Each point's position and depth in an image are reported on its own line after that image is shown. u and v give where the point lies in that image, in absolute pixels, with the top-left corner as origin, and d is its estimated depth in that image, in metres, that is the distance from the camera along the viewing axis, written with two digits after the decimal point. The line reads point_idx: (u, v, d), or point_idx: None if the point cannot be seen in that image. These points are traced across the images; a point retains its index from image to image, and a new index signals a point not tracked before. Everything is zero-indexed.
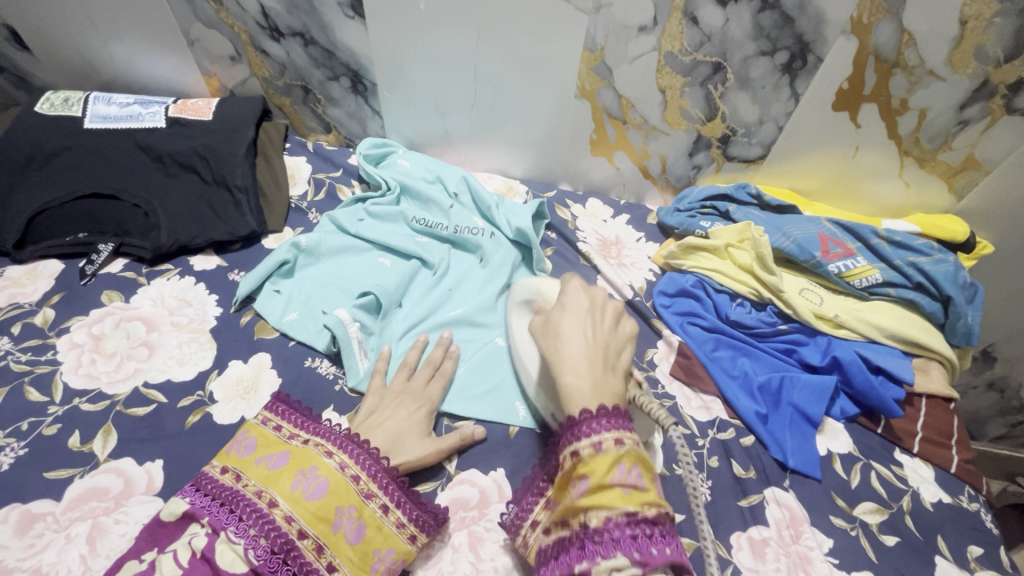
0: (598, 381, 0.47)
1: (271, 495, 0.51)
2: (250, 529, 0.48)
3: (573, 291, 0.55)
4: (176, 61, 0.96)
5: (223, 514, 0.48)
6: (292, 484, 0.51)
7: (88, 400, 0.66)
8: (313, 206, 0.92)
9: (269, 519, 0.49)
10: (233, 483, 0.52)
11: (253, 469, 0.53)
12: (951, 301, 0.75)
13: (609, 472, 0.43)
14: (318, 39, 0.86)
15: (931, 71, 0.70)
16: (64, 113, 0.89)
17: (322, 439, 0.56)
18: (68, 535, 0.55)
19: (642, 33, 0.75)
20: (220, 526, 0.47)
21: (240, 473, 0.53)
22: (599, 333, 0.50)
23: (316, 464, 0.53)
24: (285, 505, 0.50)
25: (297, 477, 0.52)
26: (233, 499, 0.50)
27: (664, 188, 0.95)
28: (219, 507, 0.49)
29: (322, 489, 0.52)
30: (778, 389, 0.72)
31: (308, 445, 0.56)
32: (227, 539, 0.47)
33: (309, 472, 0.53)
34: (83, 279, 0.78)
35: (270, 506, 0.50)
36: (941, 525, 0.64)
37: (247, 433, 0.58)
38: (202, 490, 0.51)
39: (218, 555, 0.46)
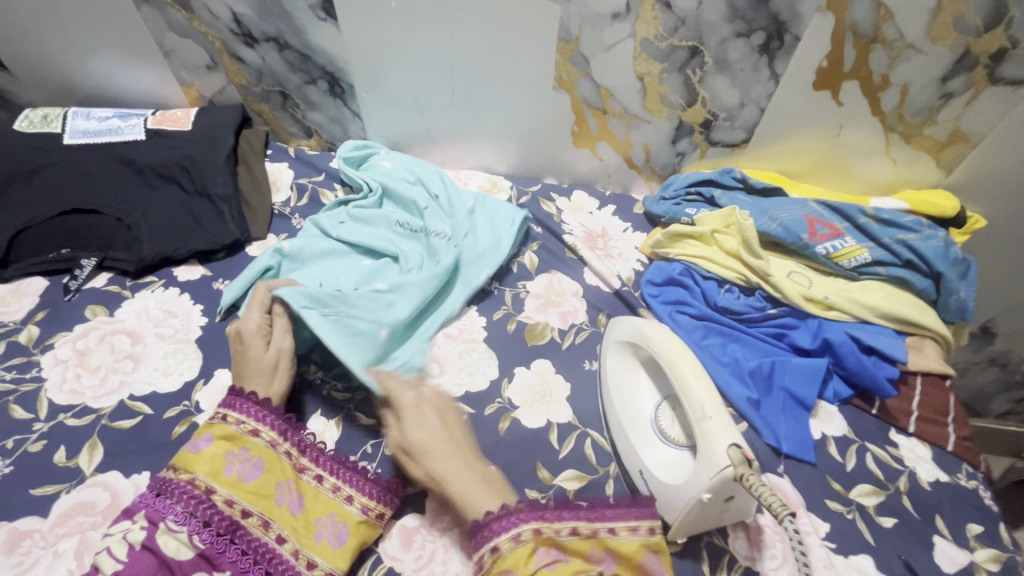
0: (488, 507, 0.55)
1: (204, 480, 0.53)
2: (191, 515, 0.51)
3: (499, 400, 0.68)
4: (153, 73, 0.96)
5: (158, 505, 0.51)
6: (227, 468, 0.55)
7: (73, 415, 0.65)
8: (297, 212, 0.91)
9: (210, 503, 0.52)
10: (168, 475, 0.54)
11: (180, 459, 0.55)
12: (942, 277, 0.74)
13: (535, 560, 0.48)
14: (292, 43, 0.85)
15: (911, 45, 0.69)
16: (43, 130, 0.89)
17: (242, 415, 0.59)
18: (56, 551, 0.55)
19: (616, 20, 0.74)
20: (158, 518, 0.51)
21: (171, 467, 0.55)
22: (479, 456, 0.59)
23: (245, 443, 0.57)
24: (223, 488, 0.54)
25: (230, 460, 0.55)
26: (166, 489, 0.52)
27: (650, 176, 0.94)
28: (154, 498, 0.52)
29: (256, 468, 0.55)
30: (769, 373, 0.71)
31: (226, 421, 0.58)
32: (168, 528, 0.50)
33: (239, 452, 0.56)
34: (68, 294, 0.78)
35: (207, 490, 0.53)
36: (939, 505, 0.63)
37: None
38: (159, 492, 0.52)
39: (160, 544, 0.50)
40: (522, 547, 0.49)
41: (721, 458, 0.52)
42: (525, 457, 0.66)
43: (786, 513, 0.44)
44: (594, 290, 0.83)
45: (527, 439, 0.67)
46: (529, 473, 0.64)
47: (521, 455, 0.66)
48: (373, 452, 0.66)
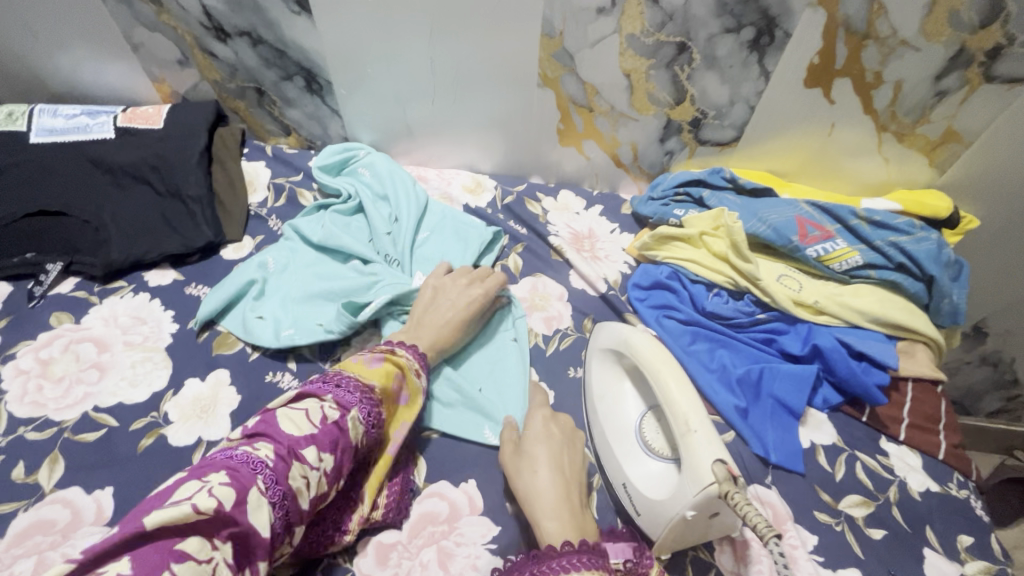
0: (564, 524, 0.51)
1: (379, 392, 0.56)
2: (368, 414, 0.54)
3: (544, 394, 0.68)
4: (123, 68, 0.92)
5: (345, 395, 0.53)
6: (391, 388, 0.58)
7: (34, 428, 0.63)
8: (274, 213, 0.88)
9: (379, 411, 0.55)
10: (336, 373, 0.56)
11: (352, 365, 0.57)
12: (935, 280, 0.72)
13: None
14: (266, 38, 0.82)
15: (904, 41, 0.67)
16: (7, 128, 0.85)
17: (409, 355, 0.62)
18: (12, 573, 0.53)
19: (600, 15, 0.71)
20: (347, 405, 0.52)
21: (342, 368, 0.56)
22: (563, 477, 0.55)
23: (406, 377, 0.60)
24: (385, 404, 0.57)
25: (394, 383, 0.58)
26: (347, 385, 0.54)
27: (638, 176, 0.92)
28: (337, 389, 0.53)
29: (406, 400, 0.60)
30: (757, 380, 0.69)
31: (397, 355, 0.60)
32: (355, 418, 0.52)
33: (402, 381, 0.59)
34: (32, 301, 0.75)
35: (377, 399, 0.55)
36: (930, 515, 0.62)
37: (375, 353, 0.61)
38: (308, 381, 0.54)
39: (347, 427, 0.51)
40: None
41: (705, 475, 0.50)
42: None
43: (772, 535, 0.41)
44: (580, 293, 0.81)
45: None
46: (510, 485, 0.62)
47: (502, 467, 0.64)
48: None
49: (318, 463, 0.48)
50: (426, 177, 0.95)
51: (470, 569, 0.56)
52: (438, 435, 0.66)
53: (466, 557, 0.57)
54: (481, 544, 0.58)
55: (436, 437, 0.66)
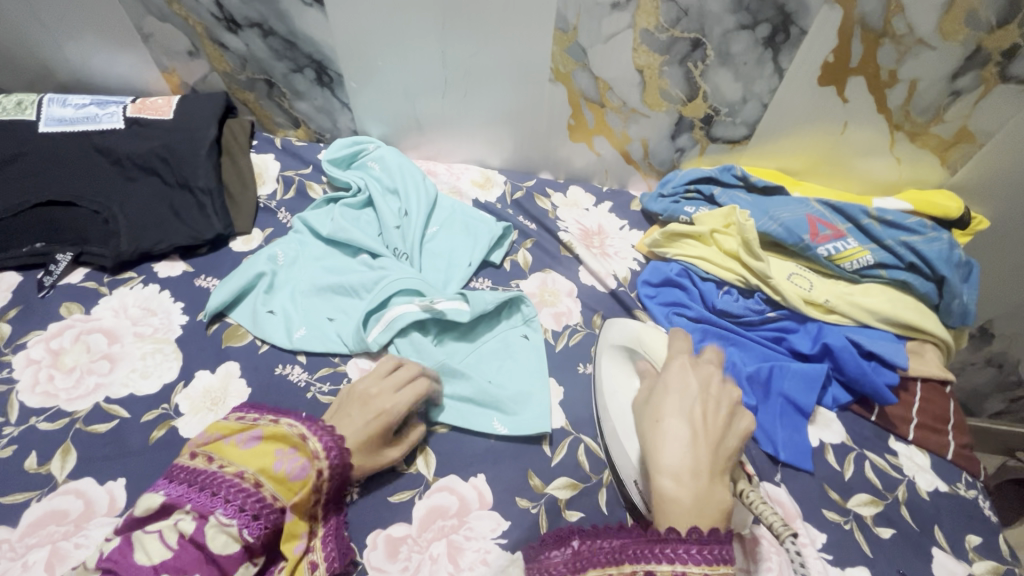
0: (701, 491, 0.47)
1: (253, 476, 0.52)
2: (239, 509, 0.50)
3: (679, 369, 0.57)
4: (132, 58, 0.92)
5: (206, 499, 0.50)
6: (274, 465, 0.52)
7: (45, 419, 0.63)
8: (283, 205, 0.88)
9: (257, 498, 0.51)
10: (206, 465, 0.53)
11: (224, 449, 0.54)
12: (945, 280, 0.72)
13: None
14: (277, 29, 0.82)
15: (921, 40, 0.66)
16: (16, 117, 0.85)
17: (293, 419, 0.56)
18: (25, 563, 0.53)
19: (616, 10, 0.71)
20: (207, 511, 0.49)
21: (212, 455, 0.53)
22: (711, 426, 0.51)
23: (294, 443, 0.54)
24: (269, 484, 0.52)
25: (279, 458, 0.53)
26: (213, 483, 0.51)
27: (648, 173, 0.92)
28: (199, 492, 0.50)
29: (303, 469, 0.53)
30: (767, 379, 0.69)
31: (277, 425, 0.55)
32: (217, 523, 0.48)
33: (289, 452, 0.54)
34: (41, 291, 0.75)
35: (254, 485, 0.51)
36: (938, 515, 0.62)
37: (249, 426, 0.56)
38: (176, 480, 0.51)
39: (208, 539, 0.48)
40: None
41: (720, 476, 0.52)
42: (516, 463, 0.64)
43: (787, 533, 0.45)
44: (590, 290, 0.81)
45: (518, 446, 0.65)
46: (520, 481, 0.63)
47: (512, 462, 0.64)
48: None
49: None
50: (436, 171, 0.95)
51: (480, 563, 0.56)
52: (448, 430, 0.66)
53: (477, 551, 0.57)
54: (490, 538, 0.58)
55: (446, 432, 0.66)
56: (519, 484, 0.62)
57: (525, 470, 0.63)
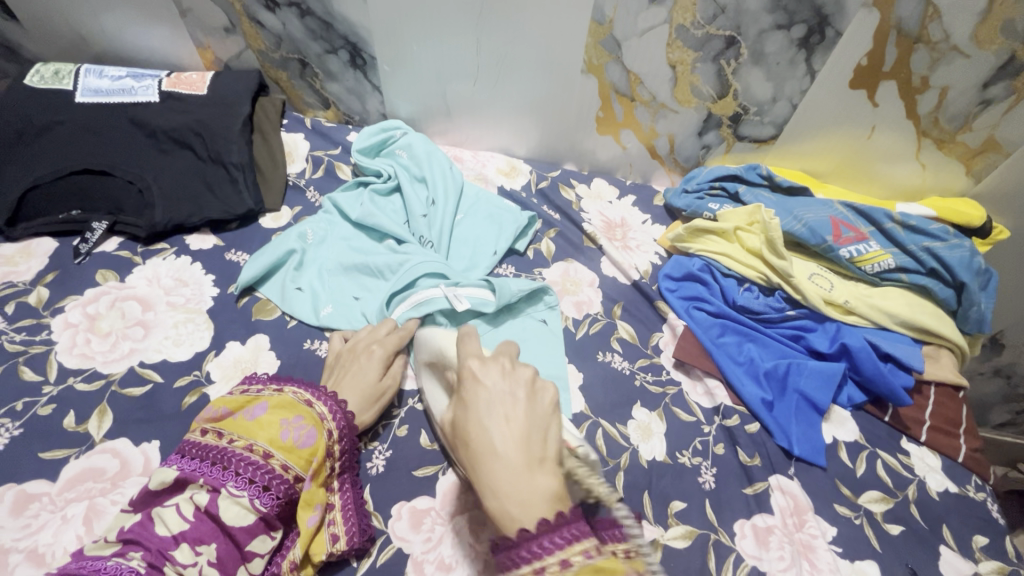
0: (530, 497, 0.35)
1: (263, 447, 0.53)
2: (250, 480, 0.51)
3: (471, 379, 0.41)
4: (169, 33, 0.93)
5: (219, 473, 0.51)
6: (283, 434, 0.54)
7: (83, 379, 0.65)
8: (312, 184, 0.90)
9: (267, 469, 0.52)
10: (217, 442, 0.54)
11: (234, 423, 0.55)
12: (965, 287, 0.73)
13: None
14: (315, 10, 0.83)
15: (956, 47, 0.67)
16: (55, 86, 0.86)
17: (298, 388, 0.59)
18: (65, 515, 0.55)
19: (652, 4, 0.71)
20: (219, 484, 0.50)
21: (223, 431, 0.55)
22: (517, 425, 0.38)
23: (300, 412, 0.56)
24: (279, 454, 0.53)
25: (286, 427, 0.55)
26: (224, 457, 0.52)
27: (672, 168, 0.93)
28: (211, 466, 0.51)
29: (310, 436, 0.55)
30: (785, 375, 0.71)
31: (283, 395, 0.58)
32: (230, 495, 0.50)
33: (294, 421, 0.55)
34: (78, 258, 0.76)
35: (264, 457, 0.53)
36: (946, 515, 0.64)
37: (254, 399, 0.57)
38: (189, 455, 0.53)
39: (221, 511, 0.49)
40: None
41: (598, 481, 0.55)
42: None
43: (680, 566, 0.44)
44: (612, 280, 0.82)
45: None
46: None
47: None
48: (384, 434, 0.65)
49: (195, 557, 0.47)
50: (462, 158, 0.96)
51: None
52: None
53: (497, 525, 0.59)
54: None
55: None
56: None
57: None
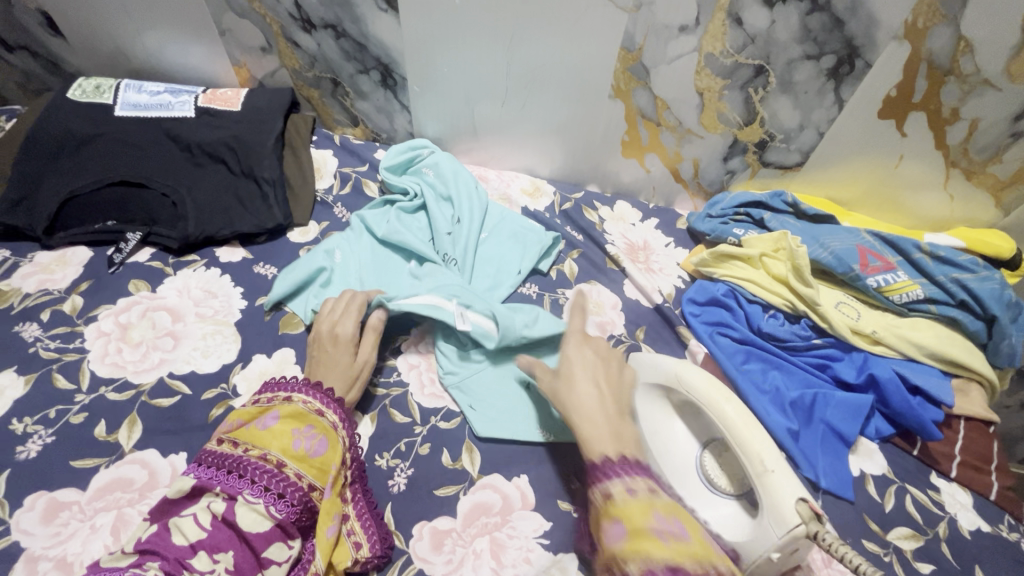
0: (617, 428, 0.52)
1: (276, 457, 0.53)
2: (265, 488, 0.51)
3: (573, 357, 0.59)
4: (206, 50, 0.96)
5: (235, 481, 0.51)
6: (295, 444, 0.54)
7: (114, 389, 0.66)
8: (339, 200, 0.91)
9: (282, 477, 0.52)
10: (233, 451, 0.54)
11: (247, 433, 0.55)
12: (996, 320, 0.72)
13: (646, 518, 0.42)
14: (350, 32, 0.85)
15: (987, 80, 0.67)
16: (95, 100, 0.89)
17: (308, 396, 0.58)
18: (93, 525, 0.56)
19: (683, 33, 0.73)
20: (235, 492, 0.50)
21: (237, 440, 0.55)
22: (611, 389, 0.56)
23: (311, 421, 0.56)
24: (292, 463, 0.53)
25: (297, 436, 0.55)
26: (240, 466, 0.52)
27: (695, 192, 0.93)
28: (227, 475, 0.52)
29: (322, 445, 0.55)
30: (811, 405, 0.70)
31: (292, 402, 0.57)
32: (246, 502, 0.50)
33: (306, 431, 0.56)
34: (112, 267, 0.78)
35: (278, 466, 0.53)
36: (979, 555, 0.62)
37: (262, 409, 0.57)
38: (205, 464, 0.53)
39: (238, 518, 0.50)
40: (635, 502, 0.44)
41: (790, 517, 0.50)
42: (559, 468, 0.65)
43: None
44: (634, 303, 0.82)
45: (561, 453, 0.66)
46: (565, 484, 0.64)
47: (556, 465, 0.65)
48: (406, 451, 0.65)
49: (213, 565, 0.47)
50: (487, 177, 0.98)
51: (523, 561, 0.58)
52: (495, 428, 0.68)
53: (519, 549, 0.58)
54: (533, 538, 0.59)
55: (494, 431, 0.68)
56: (564, 487, 0.64)
57: (569, 475, 0.65)
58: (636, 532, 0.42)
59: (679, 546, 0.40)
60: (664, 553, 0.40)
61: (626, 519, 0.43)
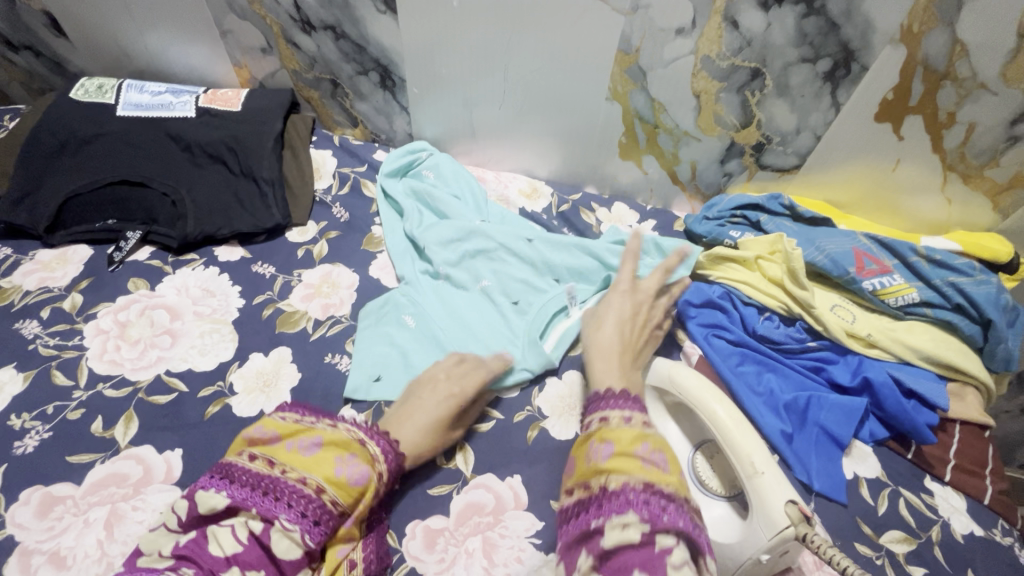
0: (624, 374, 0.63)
1: (316, 482, 0.51)
2: (301, 514, 0.49)
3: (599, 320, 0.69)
4: (207, 51, 0.97)
5: (270, 504, 0.50)
6: (336, 470, 0.52)
7: (111, 385, 0.67)
8: (338, 200, 0.92)
9: (319, 504, 0.50)
10: (268, 470, 0.52)
11: (286, 455, 0.53)
12: (992, 324, 0.71)
13: (634, 445, 0.48)
14: (349, 33, 0.86)
15: (983, 84, 0.66)
16: (98, 100, 0.90)
17: (353, 425, 0.56)
18: (88, 519, 0.56)
19: (679, 36, 0.73)
20: (271, 515, 0.49)
21: (273, 460, 0.53)
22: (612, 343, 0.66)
23: (355, 451, 0.54)
24: (332, 490, 0.51)
25: (339, 463, 0.53)
26: (276, 488, 0.51)
27: (693, 194, 0.93)
28: (263, 497, 0.50)
29: (363, 476, 0.53)
30: (804, 408, 0.70)
31: (339, 431, 0.55)
32: (281, 528, 0.48)
33: (348, 459, 0.53)
34: (111, 265, 0.79)
35: (317, 491, 0.51)
36: (972, 559, 0.62)
37: (304, 431, 0.55)
38: (238, 481, 0.51)
39: (273, 542, 0.49)
40: (628, 430, 0.49)
41: (779, 518, 0.50)
42: (552, 468, 0.65)
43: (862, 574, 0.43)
44: None
45: (554, 454, 0.66)
46: (557, 484, 0.64)
47: (549, 465, 0.65)
48: None
49: None
50: (485, 178, 0.98)
51: (514, 561, 0.58)
52: (489, 429, 0.68)
53: (511, 548, 0.59)
54: (525, 537, 0.60)
55: (488, 431, 0.68)
56: (557, 487, 0.64)
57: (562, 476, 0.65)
58: (621, 453, 0.47)
59: (658, 472, 0.45)
60: (642, 473, 0.45)
61: (616, 442, 0.49)
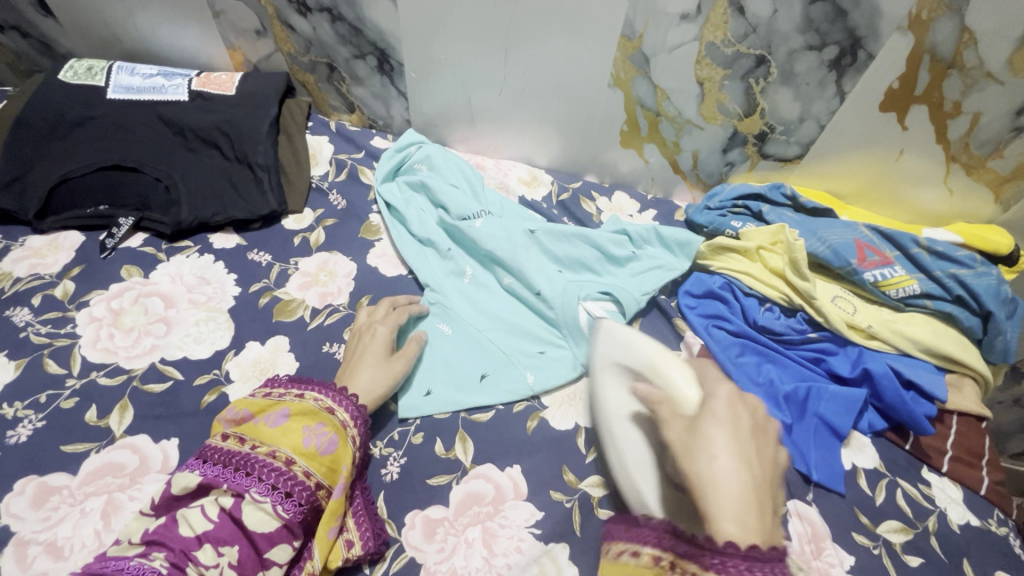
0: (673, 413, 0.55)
1: (287, 454, 0.53)
2: (273, 487, 0.51)
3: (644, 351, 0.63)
4: (200, 33, 0.94)
5: (242, 479, 0.51)
6: (304, 441, 0.54)
7: (105, 373, 0.66)
8: (334, 187, 0.90)
9: (290, 476, 0.52)
10: (239, 447, 0.53)
11: (258, 430, 0.54)
12: (991, 316, 0.72)
13: None
14: (345, 16, 0.84)
15: (989, 74, 0.65)
16: (87, 82, 0.88)
17: (321, 394, 0.58)
18: (83, 509, 0.55)
19: (684, 21, 0.72)
20: (243, 490, 0.50)
21: (244, 436, 0.54)
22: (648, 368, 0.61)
23: (323, 420, 0.55)
24: (303, 461, 0.53)
25: (308, 434, 0.54)
26: (248, 464, 0.52)
27: (694, 183, 0.92)
28: (235, 473, 0.51)
29: (333, 444, 0.54)
30: (804, 399, 0.70)
31: (305, 400, 0.57)
32: (253, 500, 0.50)
33: (317, 429, 0.55)
34: (104, 252, 0.78)
35: (288, 464, 0.52)
36: (967, 548, 0.62)
37: (268, 406, 0.56)
38: (211, 461, 0.52)
39: (245, 515, 0.50)
40: None
41: None
42: (552, 458, 0.65)
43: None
44: None
45: (553, 444, 0.66)
46: (557, 475, 0.64)
47: (549, 456, 0.65)
48: (399, 440, 0.65)
49: (218, 558, 0.48)
50: (484, 166, 0.97)
51: (514, 550, 0.58)
52: (488, 419, 0.68)
53: (510, 539, 0.58)
54: (524, 527, 0.60)
55: (487, 421, 0.68)
56: (557, 478, 0.64)
57: (562, 466, 0.65)
58: None
59: None
60: None
61: None
